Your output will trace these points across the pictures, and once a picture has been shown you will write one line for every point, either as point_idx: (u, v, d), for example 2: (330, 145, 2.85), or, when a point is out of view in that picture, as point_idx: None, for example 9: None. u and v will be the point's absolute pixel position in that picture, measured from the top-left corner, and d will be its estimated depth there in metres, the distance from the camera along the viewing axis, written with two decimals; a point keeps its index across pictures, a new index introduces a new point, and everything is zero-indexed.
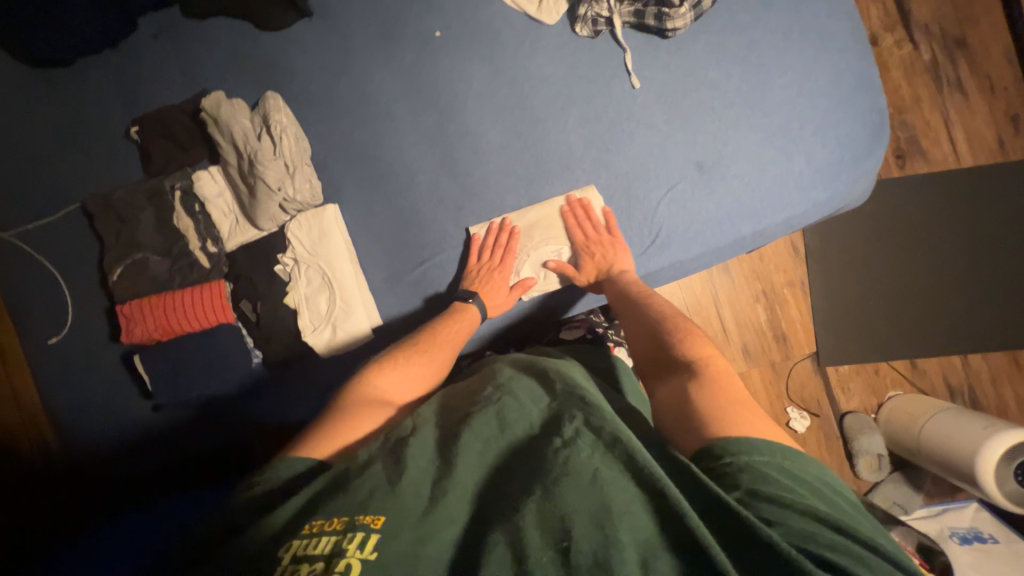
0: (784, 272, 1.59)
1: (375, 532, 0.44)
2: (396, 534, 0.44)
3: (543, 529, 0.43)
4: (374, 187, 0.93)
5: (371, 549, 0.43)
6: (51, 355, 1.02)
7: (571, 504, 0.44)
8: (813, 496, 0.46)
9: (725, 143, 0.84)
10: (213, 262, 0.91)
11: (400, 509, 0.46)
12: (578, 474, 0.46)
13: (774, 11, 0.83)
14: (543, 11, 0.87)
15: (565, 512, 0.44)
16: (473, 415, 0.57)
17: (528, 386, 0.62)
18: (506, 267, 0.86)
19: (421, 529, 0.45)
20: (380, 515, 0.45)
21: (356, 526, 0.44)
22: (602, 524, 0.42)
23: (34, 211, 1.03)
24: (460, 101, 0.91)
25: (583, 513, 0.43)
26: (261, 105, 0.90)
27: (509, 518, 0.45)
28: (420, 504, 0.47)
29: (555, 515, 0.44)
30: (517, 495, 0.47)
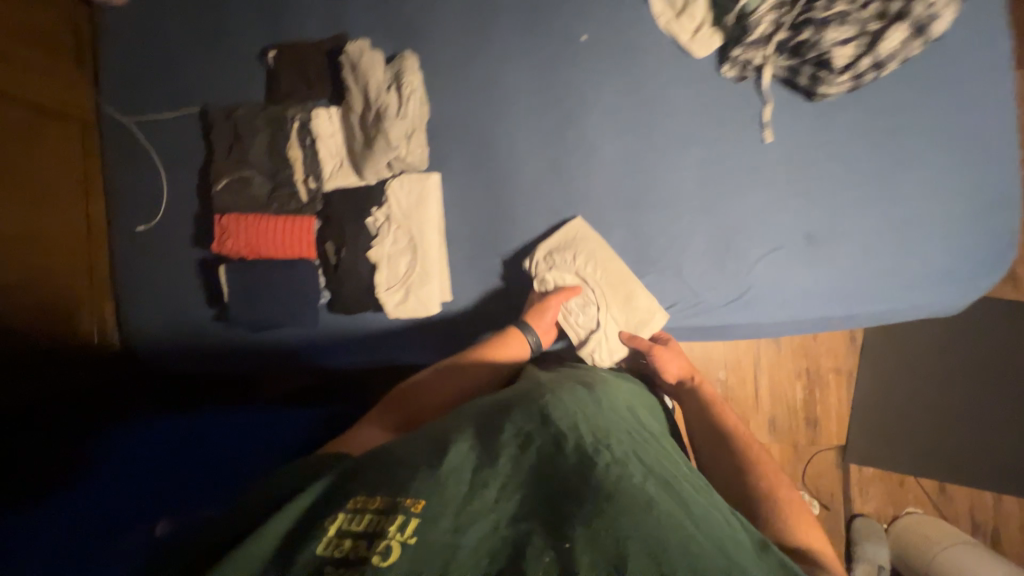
0: (834, 357, 1.54)
1: (416, 517, 0.45)
2: (435, 522, 0.45)
3: (596, 547, 0.44)
4: (478, 169, 0.94)
5: (411, 533, 0.44)
6: (137, 241, 1.07)
7: (625, 525, 0.46)
8: None
9: (841, 221, 0.82)
10: (310, 198, 0.94)
11: (445, 495, 0.48)
12: (630, 496, 0.50)
13: (931, 103, 0.80)
14: (695, 42, 0.85)
15: (617, 532, 0.45)
16: (523, 413, 0.62)
17: (574, 399, 0.68)
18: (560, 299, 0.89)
19: (460, 517, 0.46)
20: (421, 502, 0.47)
21: (400, 509, 0.46)
22: (654, 553, 0.44)
23: (155, 103, 1.08)
24: (586, 109, 0.90)
25: (637, 536, 0.45)
26: (397, 62, 0.91)
27: (557, 528, 0.46)
28: (462, 494, 0.49)
29: (608, 536, 0.45)
30: (564, 502, 0.49)
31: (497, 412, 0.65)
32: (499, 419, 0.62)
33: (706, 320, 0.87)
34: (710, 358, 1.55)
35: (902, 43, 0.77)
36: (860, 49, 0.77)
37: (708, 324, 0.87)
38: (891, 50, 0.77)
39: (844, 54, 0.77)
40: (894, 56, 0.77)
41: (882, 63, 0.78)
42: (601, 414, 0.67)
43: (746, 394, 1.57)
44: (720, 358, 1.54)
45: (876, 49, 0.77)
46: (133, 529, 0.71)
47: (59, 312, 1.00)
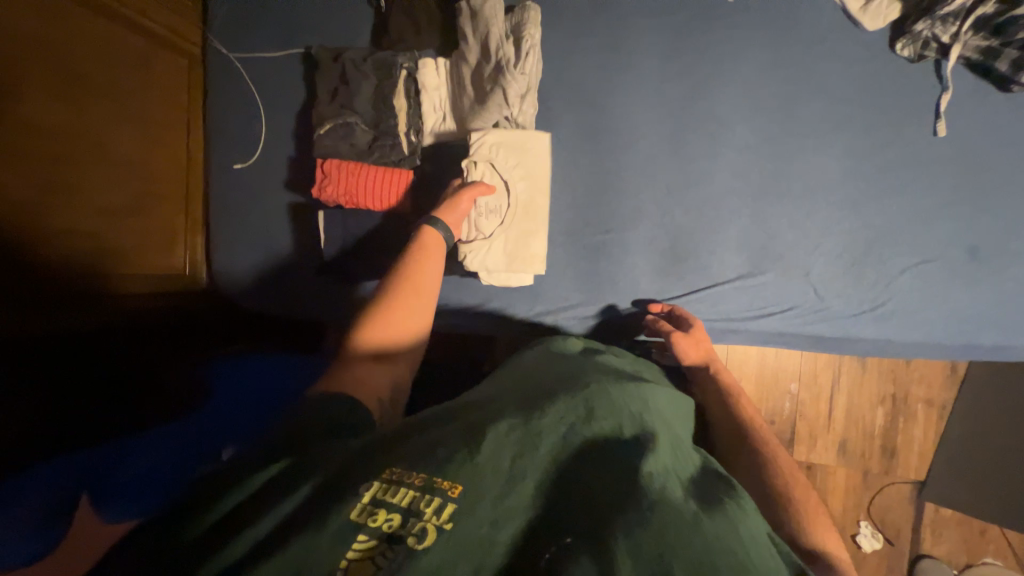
0: (926, 386, 1.42)
1: (452, 502, 0.39)
2: (473, 512, 0.38)
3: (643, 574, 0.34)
4: (590, 137, 0.87)
5: (447, 519, 0.38)
6: (230, 179, 1.08)
7: (681, 547, 0.36)
8: None
9: (1014, 237, 0.72)
10: (410, 150, 0.91)
11: (479, 483, 0.40)
12: (683, 510, 0.39)
13: None
14: (867, 13, 0.74)
15: (671, 558, 0.35)
16: (560, 393, 0.50)
17: (617, 383, 0.56)
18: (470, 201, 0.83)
19: (496, 513, 0.38)
20: (458, 485, 0.40)
21: (434, 489, 0.39)
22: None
23: (262, 42, 1.07)
24: (721, 80, 0.81)
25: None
26: (518, 11, 0.84)
27: (597, 546, 0.36)
28: (497, 485, 0.40)
29: (659, 566, 0.35)
30: (607, 510, 0.39)
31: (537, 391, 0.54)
32: (538, 398, 0.51)
33: (833, 330, 0.78)
34: (785, 370, 1.45)
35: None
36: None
37: (833, 335, 0.78)
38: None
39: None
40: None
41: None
42: (653, 412, 0.53)
43: (818, 413, 1.46)
44: (794, 372, 1.43)
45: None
46: (213, 457, 0.79)
47: (164, 236, 1.03)
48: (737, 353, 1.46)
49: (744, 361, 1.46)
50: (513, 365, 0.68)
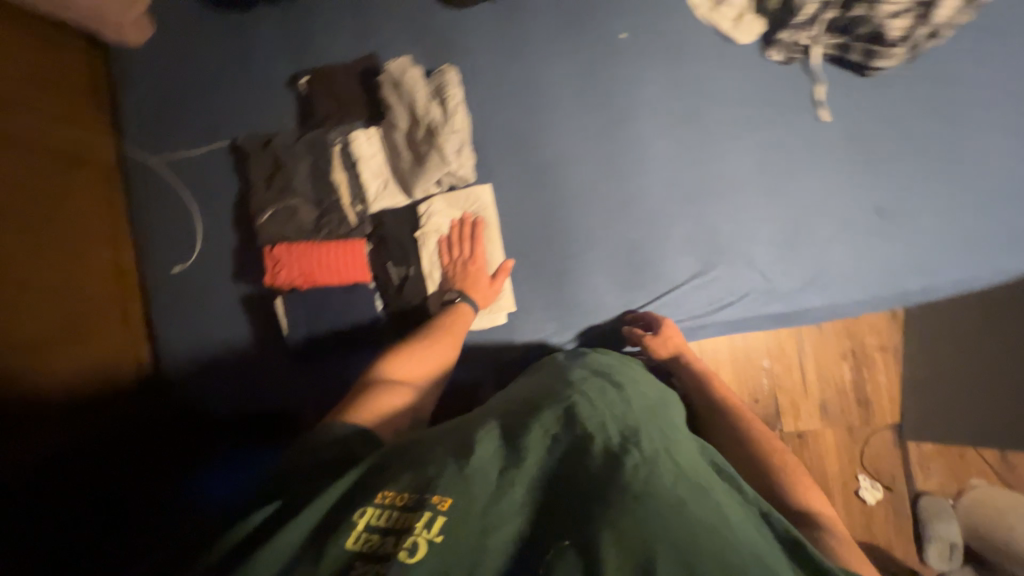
0: (877, 335, 1.54)
1: (442, 514, 0.46)
2: (461, 520, 0.45)
3: (620, 542, 0.41)
4: (530, 175, 0.92)
5: (437, 532, 0.44)
6: (171, 283, 1.03)
7: (648, 527, 0.42)
8: None
9: (909, 193, 0.82)
10: (358, 221, 0.91)
11: (469, 495, 0.47)
12: (653, 494, 0.46)
13: (980, 66, 0.80)
14: (737, 30, 0.85)
15: (640, 537, 0.42)
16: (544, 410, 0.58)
17: (598, 391, 0.64)
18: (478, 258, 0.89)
19: (486, 521, 0.46)
20: (448, 499, 0.47)
21: (425, 507, 0.46)
22: (687, 562, 0.40)
23: (185, 142, 1.05)
24: (632, 106, 0.90)
25: (666, 539, 0.41)
26: (437, 76, 0.90)
27: (575, 532, 0.44)
28: (487, 494, 0.48)
29: (634, 535, 0.42)
30: (585, 501, 0.46)
31: (522, 409, 0.62)
32: (525, 417, 0.59)
33: (787, 306, 0.85)
34: (754, 349, 1.53)
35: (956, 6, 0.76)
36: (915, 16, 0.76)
37: (789, 310, 0.85)
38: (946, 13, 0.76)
39: (901, 25, 0.76)
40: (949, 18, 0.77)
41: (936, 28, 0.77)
42: (632, 411, 0.61)
43: (794, 382, 1.54)
44: (763, 348, 1.52)
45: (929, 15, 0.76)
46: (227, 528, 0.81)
47: (103, 349, 0.96)
48: (710, 343, 1.52)
49: (718, 349, 1.53)
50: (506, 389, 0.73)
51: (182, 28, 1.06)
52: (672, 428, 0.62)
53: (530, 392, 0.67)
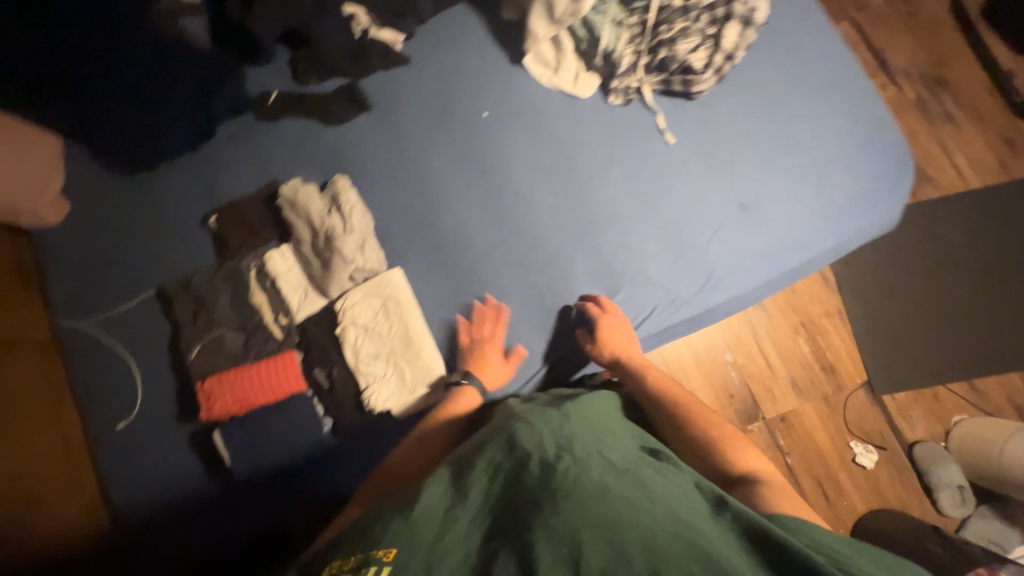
0: (819, 303, 1.60)
1: (388, 565, 0.47)
2: (408, 565, 0.47)
3: (553, 537, 0.48)
4: (435, 251, 0.99)
5: None
6: (120, 440, 1.03)
7: (582, 519, 0.49)
8: (816, 531, 0.54)
9: (762, 184, 0.90)
10: (285, 334, 0.96)
11: (412, 539, 0.50)
12: (587, 490, 0.54)
13: (783, 68, 0.93)
14: (578, 86, 0.98)
15: (576, 530, 0.49)
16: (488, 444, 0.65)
17: (541, 413, 0.72)
18: (498, 338, 0.92)
19: (432, 559, 0.48)
20: (391, 549, 0.48)
21: (370, 562, 0.47)
22: (610, 539, 0.48)
23: (113, 300, 1.10)
24: (509, 169, 0.99)
25: (594, 523, 0.49)
26: (330, 187, 0.99)
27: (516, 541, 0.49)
28: (432, 531, 0.51)
29: (565, 529, 0.49)
30: (526, 512, 0.52)
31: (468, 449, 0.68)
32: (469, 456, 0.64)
33: (693, 309, 0.91)
34: (713, 345, 1.58)
35: (740, 25, 0.88)
36: (708, 46, 0.89)
37: (697, 312, 0.91)
38: (733, 35, 0.88)
39: (699, 58, 0.89)
40: (739, 36, 0.89)
41: (731, 48, 0.89)
42: (570, 423, 0.69)
43: (760, 367, 1.58)
44: (720, 344, 1.57)
45: (719, 42, 0.88)
46: None
47: (52, 529, 0.94)
48: (670, 351, 1.56)
49: (680, 356, 1.57)
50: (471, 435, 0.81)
51: (96, 199, 1.14)
52: (609, 431, 0.71)
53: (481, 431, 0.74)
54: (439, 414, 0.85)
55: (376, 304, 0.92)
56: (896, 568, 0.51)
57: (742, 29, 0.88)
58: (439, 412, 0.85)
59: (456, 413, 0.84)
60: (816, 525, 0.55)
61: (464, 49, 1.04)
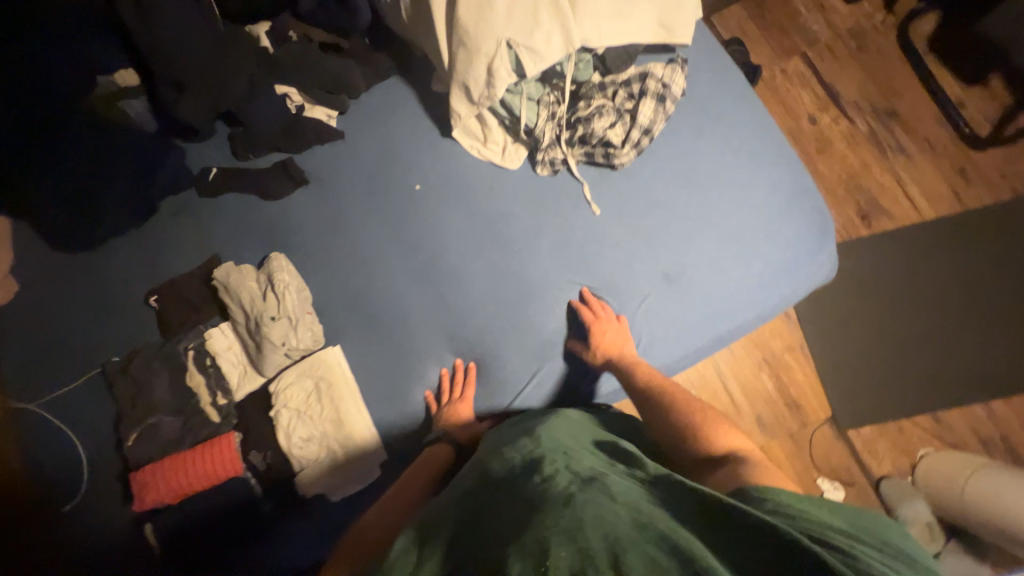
0: (781, 337, 1.60)
1: None
2: None
3: (520, 552, 0.48)
4: (370, 325, 0.99)
5: None
6: (66, 522, 1.04)
7: (546, 529, 0.50)
8: (785, 502, 0.56)
9: (686, 253, 0.90)
10: (222, 415, 0.96)
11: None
12: (553, 505, 0.55)
13: (703, 136, 0.94)
14: (505, 158, 0.99)
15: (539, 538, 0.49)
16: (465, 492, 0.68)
17: (514, 448, 0.75)
18: (468, 398, 0.95)
19: None
20: None
21: None
22: (572, 540, 0.48)
23: (58, 380, 1.10)
24: (442, 241, 1.01)
25: (557, 529, 0.50)
26: (266, 266, 1.00)
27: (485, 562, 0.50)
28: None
29: (531, 542, 0.49)
30: (494, 538, 0.53)
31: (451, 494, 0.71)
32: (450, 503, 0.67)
33: None
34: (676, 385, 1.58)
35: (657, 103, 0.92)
36: (626, 123, 0.92)
37: None
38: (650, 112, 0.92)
39: (619, 134, 0.92)
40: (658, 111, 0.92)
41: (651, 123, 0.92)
42: (540, 450, 0.70)
43: (723, 405, 1.57)
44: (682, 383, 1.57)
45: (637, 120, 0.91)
46: None
47: None
48: None
49: None
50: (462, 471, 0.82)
51: (43, 277, 1.16)
52: (583, 449, 0.72)
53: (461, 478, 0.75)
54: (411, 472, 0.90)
55: (309, 384, 0.93)
56: (858, 528, 0.54)
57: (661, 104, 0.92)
58: (412, 470, 0.90)
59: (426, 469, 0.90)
60: (782, 493, 0.57)
61: (397, 122, 1.06)
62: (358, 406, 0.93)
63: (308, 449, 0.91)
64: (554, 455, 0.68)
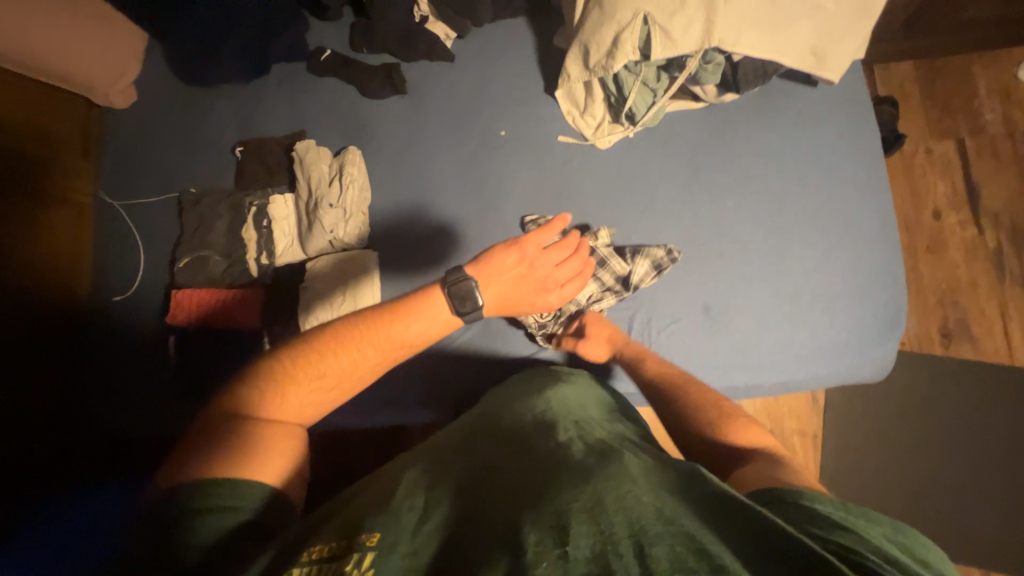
0: (798, 419, 1.51)
1: (372, 551, 0.46)
2: (392, 552, 0.47)
3: (539, 525, 0.46)
4: (410, 247, 1.02)
5: (367, 567, 0.45)
6: (112, 311, 1.19)
7: (568, 501, 0.49)
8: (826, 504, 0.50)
9: (736, 294, 0.86)
10: (260, 273, 1.05)
11: (391, 530, 0.49)
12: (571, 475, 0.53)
13: (805, 186, 0.88)
14: (597, 137, 0.96)
15: (560, 510, 0.47)
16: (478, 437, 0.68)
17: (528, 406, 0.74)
18: (545, 257, 0.83)
19: (415, 542, 0.49)
20: (377, 534, 0.48)
21: (355, 549, 0.47)
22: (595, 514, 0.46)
23: (142, 192, 1.23)
24: (503, 194, 1.01)
25: (576, 503, 0.48)
26: (341, 156, 1.04)
27: (502, 527, 0.48)
28: (412, 524, 0.51)
29: (548, 513, 0.47)
30: (509, 498, 0.52)
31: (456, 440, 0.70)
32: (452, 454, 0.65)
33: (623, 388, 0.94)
34: None
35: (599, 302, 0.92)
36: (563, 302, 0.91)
37: (626, 391, 0.94)
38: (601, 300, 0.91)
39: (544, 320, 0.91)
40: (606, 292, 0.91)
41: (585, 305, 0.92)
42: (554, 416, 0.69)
43: None
44: None
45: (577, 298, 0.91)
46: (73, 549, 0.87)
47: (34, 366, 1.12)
48: None
49: None
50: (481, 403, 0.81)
51: (157, 96, 1.27)
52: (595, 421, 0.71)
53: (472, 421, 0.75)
54: (381, 331, 0.76)
55: (338, 274, 0.99)
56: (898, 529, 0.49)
57: (608, 288, 0.91)
58: (380, 327, 0.76)
59: (403, 337, 0.76)
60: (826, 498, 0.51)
61: (507, 64, 1.05)
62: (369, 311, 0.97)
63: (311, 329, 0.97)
64: (562, 424, 0.67)
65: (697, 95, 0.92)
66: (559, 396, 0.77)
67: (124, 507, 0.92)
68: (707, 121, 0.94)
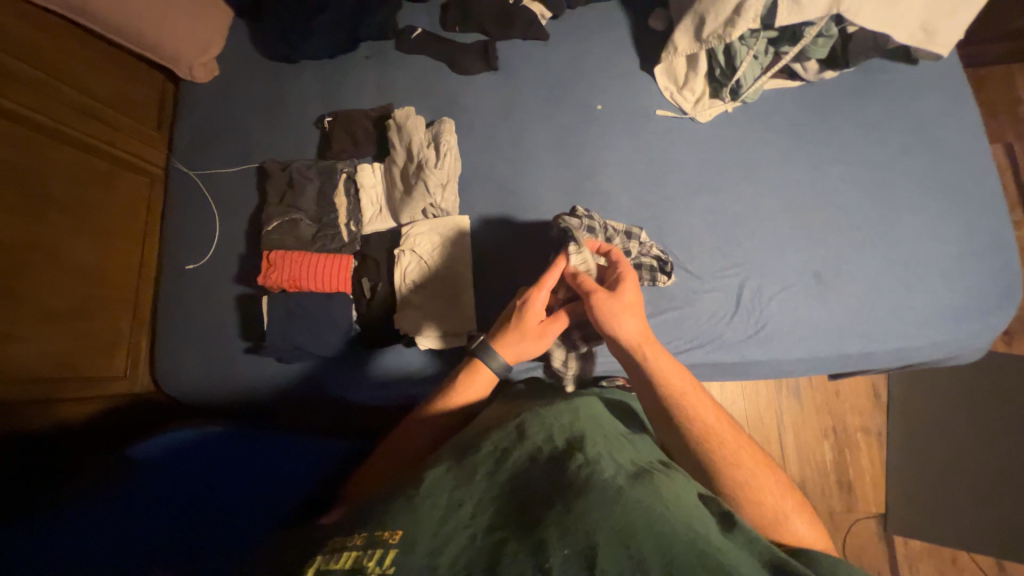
0: (860, 416, 1.50)
1: (392, 549, 0.48)
2: (412, 549, 0.48)
3: (567, 547, 0.47)
4: (505, 214, 1.03)
5: (388, 564, 0.46)
6: (183, 278, 1.17)
7: (597, 523, 0.48)
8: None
9: (847, 261, 0.87)
10: (349, 239, 1.05)
11: (420, 524, 0.50)
12: (603, 489, 0.52)
13: (914, 157, 0.90)
14: (697, 110, 0.98)
15: (591, 536, 0.47)
16: (496, 429, 0.66)
17: (551, 406, 0.72)
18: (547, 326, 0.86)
19: (437, 541, 0.49)
20: (397, 532, 0.50)
21: (376, 545, 0.49)
22: (626, 546, 0.46)
23: (218, 161, 1.22)
24: (601, 163, 1.01)
25: (606, 528, 0.48)
26: (436, 126, 1.04)
27: (529, 534, 0.49)
28: (438, 518, 0.52)
29: (577, 532, 0.48)
30: (537, 508, 0.52)
31: (476, 434, 0.70)
32: (476, 442, 0.65)
33: (730, 356, 0.88)
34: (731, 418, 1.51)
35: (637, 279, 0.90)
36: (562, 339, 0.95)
37: (731, 360, 0.88)
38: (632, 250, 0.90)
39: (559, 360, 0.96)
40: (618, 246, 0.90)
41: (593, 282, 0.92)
42: (579, 421, 0.68)
43: (772, 454, 1.49)
44: (738, 415, 1.50)
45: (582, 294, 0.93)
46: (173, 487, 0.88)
47: (109, 329, 1.13)
48: None
49: None
50: (500, 408, 0.81)
51: (235, 68, 1.27)
52: (621, 436, 0.69)
53: (494, 419, 0.75)
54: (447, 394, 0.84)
55: (435, 237, 1.00)
56: None
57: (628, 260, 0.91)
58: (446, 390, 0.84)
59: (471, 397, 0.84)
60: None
61: (601, 44, 1.08)
62: (468, 269, 0.99)
63: (414, 292, 0.98)
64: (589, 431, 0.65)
65: (796, 73, 0.95)
66: (581, 403, 0.75)
67: (210, 458, 0.91)
68: (808, 98, 0.96)
